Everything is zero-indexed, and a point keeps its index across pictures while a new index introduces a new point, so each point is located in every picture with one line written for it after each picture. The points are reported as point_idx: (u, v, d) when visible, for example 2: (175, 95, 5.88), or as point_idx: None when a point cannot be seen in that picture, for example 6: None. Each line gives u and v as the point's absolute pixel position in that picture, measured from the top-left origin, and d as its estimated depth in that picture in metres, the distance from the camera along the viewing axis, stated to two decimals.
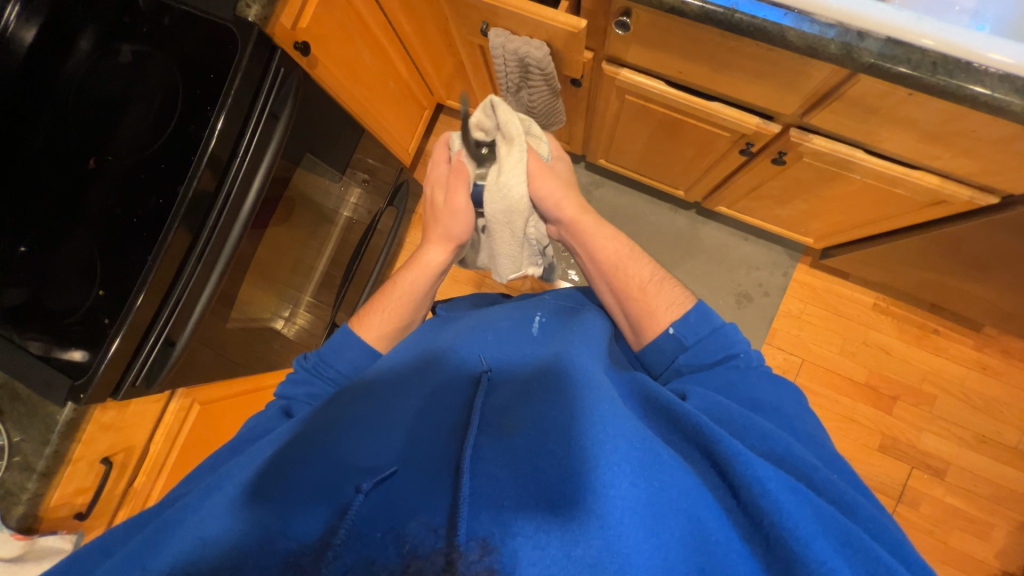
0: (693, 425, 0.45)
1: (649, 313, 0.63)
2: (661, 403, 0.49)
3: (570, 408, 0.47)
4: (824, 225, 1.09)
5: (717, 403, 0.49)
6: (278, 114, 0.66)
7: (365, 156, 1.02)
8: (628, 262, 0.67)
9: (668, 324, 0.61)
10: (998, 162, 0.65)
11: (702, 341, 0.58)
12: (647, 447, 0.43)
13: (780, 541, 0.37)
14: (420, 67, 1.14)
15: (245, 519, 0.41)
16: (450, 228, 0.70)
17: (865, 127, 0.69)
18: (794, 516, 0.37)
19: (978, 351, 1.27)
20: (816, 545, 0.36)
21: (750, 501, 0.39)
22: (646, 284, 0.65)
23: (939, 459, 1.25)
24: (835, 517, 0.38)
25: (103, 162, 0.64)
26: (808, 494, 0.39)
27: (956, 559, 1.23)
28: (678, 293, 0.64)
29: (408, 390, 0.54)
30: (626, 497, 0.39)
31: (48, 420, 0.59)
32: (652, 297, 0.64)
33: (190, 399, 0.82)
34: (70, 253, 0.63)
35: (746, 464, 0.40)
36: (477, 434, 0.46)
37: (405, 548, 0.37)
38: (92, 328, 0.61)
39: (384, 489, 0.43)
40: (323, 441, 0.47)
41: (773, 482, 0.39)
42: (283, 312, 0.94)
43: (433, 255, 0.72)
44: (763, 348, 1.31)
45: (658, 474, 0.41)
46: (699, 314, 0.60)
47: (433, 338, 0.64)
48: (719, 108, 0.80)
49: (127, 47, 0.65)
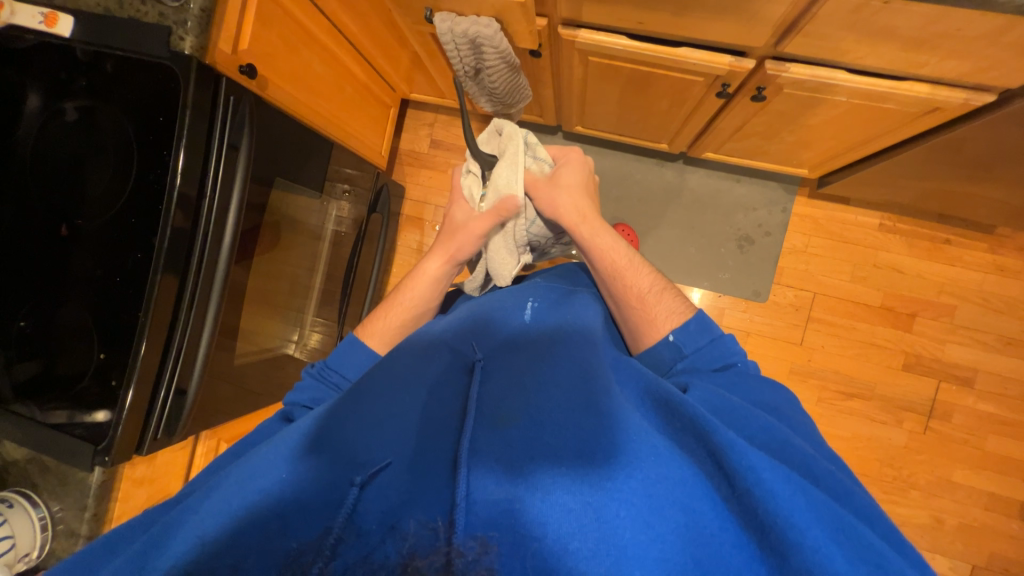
0: (689, 417, 0.46)
1: (648, 320, 0.64)
2: (662, 396, 0.49)
3: (564, 401, 0.48)
4: (817, 153, 1.05)
5: (718, 398, 0.50)
6: (237, 146, 0.64)
7: (340, 166, 1.00)
8: (626, 272, 0.67)
9: (667, 331, 0.62)
10: (988, 58, 0.62)
11: (700, 349, 0.59)
12: (645, 438, 0.44)
13: (773, 527, 0.38)
14: (376, 65, 1.10)
15: (248, 514, 0.42)
16: (451, 246, 0.74)
17: (842, 46, 0.66)
18: (786, 504, 0.38)
19: (993, 254, 1.24)
20: (809, 532, 0.37)
21: (744, 488, 0.40)
22: (645, 294, 0.66)
23: (965, 368, 1.24)
24: (826, 505, 0.39)
25: (74, 227, 0.64)
26: (802, 484, 0.40)
27: (995, 463, 1.23)
28: (676, 303, 0.65)
29: (406, 384, 0.55)
30: (623, 491, 0.40)
31: (81, 486, 0.60)
32: (652, 306, 0.65)
33: (215, 439, 0.85)
34: (65, 322, 0.64)
35: (740, 454, 0.41)
36: (473, 427, 0.47)
37: (405, 548, 0.37)
38: (103, 390, 0.62)
39: (379, 482, 0.44)
40: (328, 439, 0.49)
41: (767, 472, 0.40)
42: (293, 335, 0.95)
43: (432, 267, 0.76)
44: (771, 288, 1.30)
45: (654, 465, 0.42)
46: (699, 324, 0.61)
47: (426, 333, 0.64)
48: (687, 52, 0.76)
49: (70, 105, 0.64)
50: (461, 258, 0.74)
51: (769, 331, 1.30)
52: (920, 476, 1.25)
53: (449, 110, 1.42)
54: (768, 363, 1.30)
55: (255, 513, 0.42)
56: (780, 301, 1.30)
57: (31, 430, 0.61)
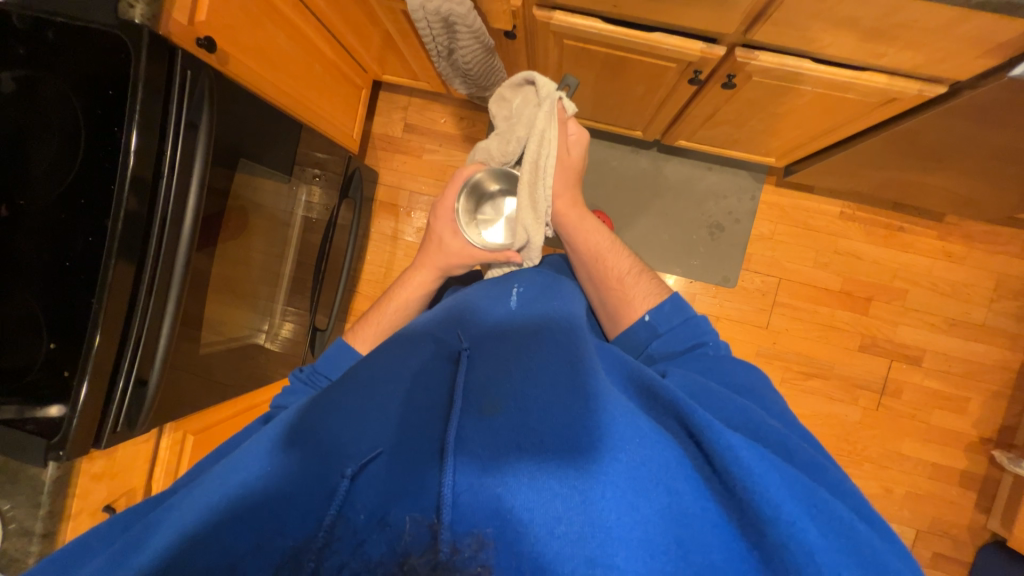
0: (671, 400, 0.48)
1: (626, 300, 0.69)
2: (645, 382, 0.51)
3: (551, 386, 0.48)
4: (784, 142, 1.09)
5: (695, 382, 0.54)
6: (197, 123, 0.61)
7: (311, 150, 0.96)
8: (608, 254, 0.73)
9: (643, 312, 0.68)
10: (942, 50, 0.65)
11: (675, 329, 0.65)
12: (631, 420, 0.44)
13: (752, 504, 0.39)
14: (346, 43, 1.06)
15: (228, 511, 0.41)
16: (433, 257, 0.77)
17: (808, 34, 0.67)
18: (763, 481, 0.40)
19: (942, 241, 1.31)
20: (785, 507, 0.39)
21: (723, 467, 0.42)
22: (623, 275, 0.72)
23: (915, 348, 1.33)
24: (800, 482, 0.41)
25: (16, 207, 0.59)
26: (775, 461, 0.42)
27: (939, 435, 1.33)
28: (652, 286, 0.71)
29: (393, 371, 0.54)
30: (608, 472, 0.40)
31: (34, 483, 0.58)
32: (630, 286, 0.71)
33: (181, 432, 0.82)
34: (12, 307, 0.60)
35: (718, 433, 0.43)
36: (460, 416, 0.47)
37: (399, 547, 0.38)
38: (56, 381, 0.59)
39: (370, 472, 0.43)
40: (315, 429, 0.48)
41: (745, 450, 0.42)
42: (263, 326, 0.92)
43: (418, 278, 0.78)
44: (739, 274, 1.34)
45: (640, 446, 0.42)
46: (673, 305, 0.67)
47: (413, 323, 0.64)
48: (662, 39, 0.77)
49: (6, 74, 0.58)
50: (443, 268, 0.77)
51: (737, 316, 1.35)
52: (872, 449, 1.33)
53: (423, 92, 1.39)
54: (736, 346, 1.35)
55: (239, 509, 0.41)
56: (748, 287, 1.35)
57: None
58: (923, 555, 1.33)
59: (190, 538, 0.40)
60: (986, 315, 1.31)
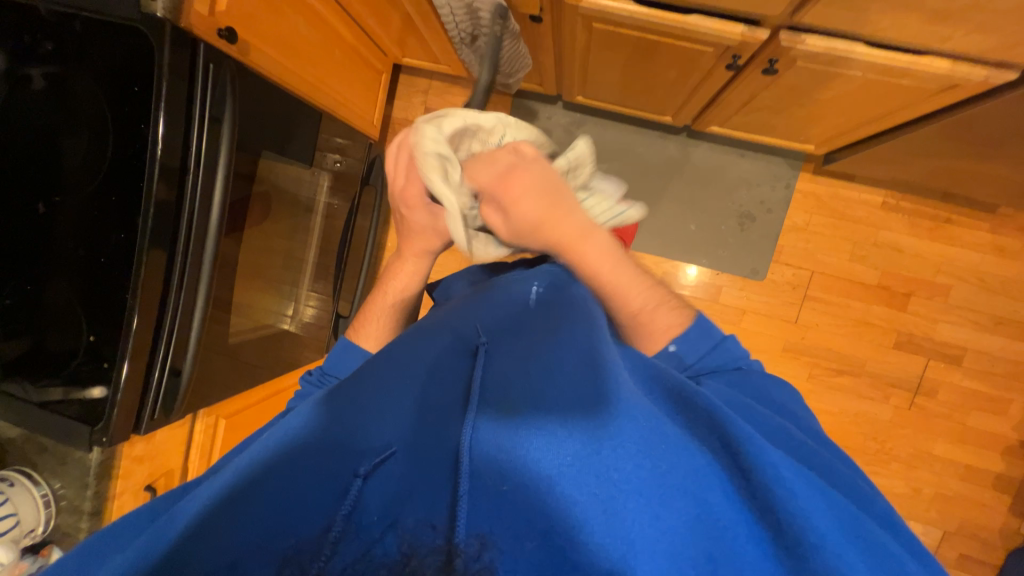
0: (709, 410, 0.45)
1: (646, 333, 0.61)
2: (676, 387, 0.49)
3: (569, 386, 0.47)
4: (826, 129, 1.02)
5: (731, 396, 0.52)
6: (220, 118, 0.61)
7: (330, 135, 0.95)
8: (620, 288, 0.61)
9: (666, 344, 0.59)
10: (1018, 34, 0.59)
11: (703, 358, 0.58)
12: (659, 428, 0.43)
13: (792, 528, 0.38)
14: (366, 27, 1.04)
15: (239, 502, 0.42)
16: (419, 242, 0.73)
17: (865, 17, 0.62)
18: (804, 505, 0.39)
19: (993, 234, 1.23)
20: (830, 540, 0.38)
21: (764, 485, 0.40)
22: (639, 311, 0.61)
23: (955, 347, 1.26)
24: (852, 514, 0.40)
25: (52, 204, 0.61)
26: (827, 493, 0.41)
27: (975, 437, 1.28)
28: (677, 315, 0.61)
29: (408, 362, 0.54)
30: (630, 480, 0.40)
31: (82, 465, 0.65)
32: (648, 322, 0.61)
33: (213, 416, 0.87)
34: (52, 299, 0.62)
35: (760, 450, 0.42)
36: (476, 412, 0.46)
37: (404, 545, 0.40)
38: (96, 368, 0.61)
39: (384, 471, 0.44)
40: (338, 416, 0.49)
41: (789, 473, 0.41)
42: (288, 310, 0.94)
43: (409, 267, 0.75)
44: (769, 267, 1.29)
45: (668, 455, 0.41)
46: (700, 331, 0.59)
47: (436, 314, 0.63)
48: (698, 21, 0.73)
49: (37, 71, 0.59)
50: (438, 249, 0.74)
51: (765, 310, 1.31)
52: (902, 449, 1.30)
53: (444, 76, 1.36)
54: (761, 340, 1.31)
55: (251, 500, 0.42)
56: (778, 279, 1.30)
57: (38, 412, 0.63)
58: (949, 556, 1.30)
59: (199, 531, 0.41)
60: None
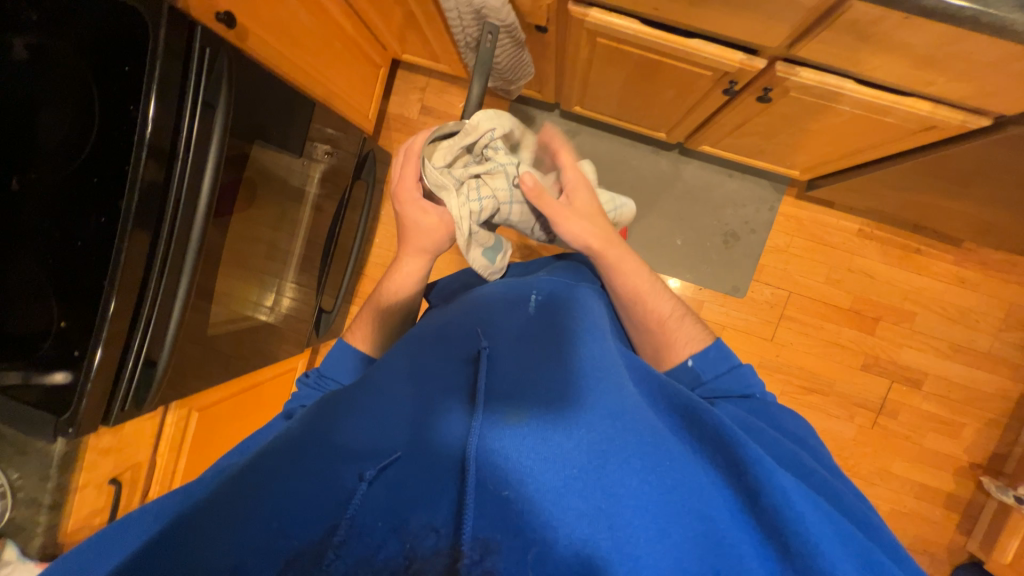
0: (715, 428, 0.46)
1: (668, 345, 0.65)
2: (684, 404, 0.50)
3: (575, 397, 0.47)
4: (811, 157, 1.06)
5: (745, 420, 0.54)
6: (213, 105, 0.60)
7: (323, 125, 0.91)
8: (647, 297, 0.67)
9: (687, 356, 0.63)
10: (995, 84, 0.62)
11: (720, 377, 0.60)
12: (662, 443, 0.44)
13: (799, 548, 0.39)
14: (368, 20, 1.02)
15: (239, 502, 0.42)
16: (419, 242, 0.71)
17: (857, 56, 0.65)
18: (810, 525, 0.40)
19: (957, 266, 1.30)
20: (838, 564, 0.38)
21: (768, 505, 0.41)
22: (665, 320, 0.66)
23: (917, 371, 1.33)
24: (856, 537, 0.41)
25: (28, 181, 0.58)
26: (832, 514, 0.42)
27: (930, 457, 1.35)
28: (697, 330, 0.66)
29: (411, 370, 0.54)
30: (636, 494, 0.41)
31: (42, 456, 0.61)
32: (672, 332, 0.65)
33: (186, 409, 0.84)
34: (21, 281, 0.59)
35: (767, 470, 0.43)
36: (482, 419, 0.46)
37: (408, 549, 0.39)
38: (62, 355, 0.58)
39: (387, 476, 0.44)
40: (342, 422, 0.49)
41: (794, 493, 0.42)
42: (266, 301, 0.91)
43: (410, 266, 0.73)
44: (750, 285, 1.33)
45: (671, 470, 0.43)
46: (719, 350, 0.63)
47: (436, 320, 0.63)
48: (699, 45, 0.74)
49: (18, 41, 0.56)
50: (434, 250, 0.72)
51: (743, 326, 1.35)
52: (863, 466, 1.36)
53: (442, 74, 1.35)
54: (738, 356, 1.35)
55: (253, 499, 0.42)
56: (757, 298, 1.34)
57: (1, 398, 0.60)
58: None
59: (201, 530, 0.40)
60: (993, 345, 1.31)
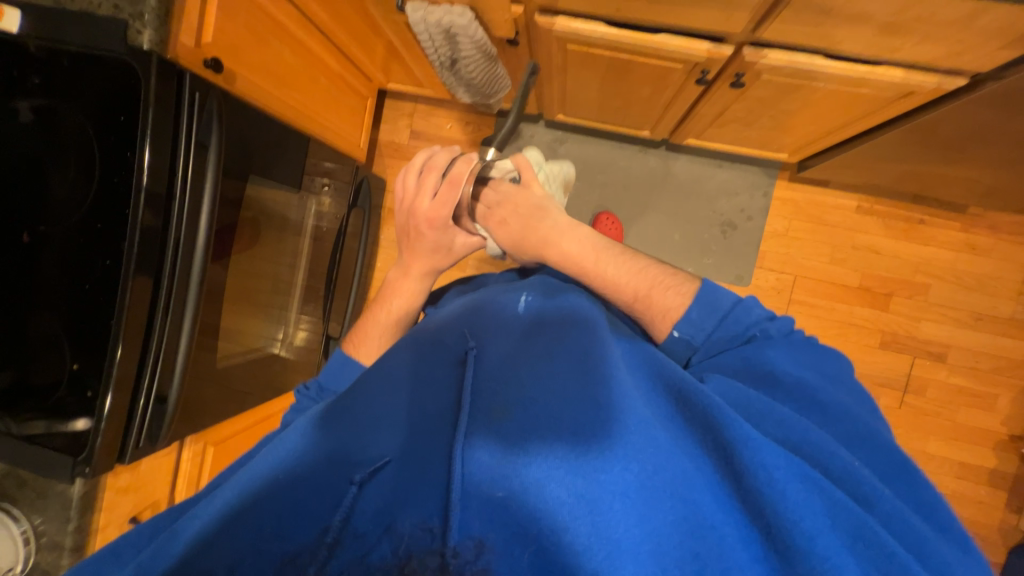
0: (703, 409, 0.45)
1: (654, 315, 0.63)
2: (677, 388, 0.49)
3: (562, 393, 0.47)
4: (797, 138, 1.06)
5: (737, 389, 0.51)
6: (206, 144, 0.62)
7: (319, 160, 0.97)
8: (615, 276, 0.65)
9: (670, 327, 0.61)
10: (963, 42, 0.63)
11: (712, 337, 0.59)
12: (646, 431, 0.43)
13: (780, 528, 0.38)
14: (351, 55, 1.07)
15: (238, 510, 0.43)
16: (420, 258, 0.73)
17: (821, 30, 0.66)
18: (791, 503, 0.39)
19: (966, 233, 1.27)
20: (818, 540, 0.37)
21: (755, 486, 0.40)
22: (640, 291, 0.64)
23: (938, 344, 1.29)
24: (849, 509, 0.39)
25: (37, 234, 0.61)
26: (816, 482, 0.40)
27: (965, 433, 1.29)
28: (679, 287, 0.63)
29: (402, 371, 0.54)
30: (619, 482, 0.40)
31: (62, 497, 0.62)
32: (654, 301, 0.63)
33: (202, 443, 0.86)
34: (37, 329, 0.62)
35: (754, 450, 0.41)
36: (469, 421, 0.46)
37: (401, 549, 0.39)
38: (79, 398, 0.61)
39: (377, 482, 0.44)
40: (337, 424, 0.49)
41: (779, 470, 0.40)
42: (278, 334, 0.94)
43: (410, 282, 0.74)
44: (753, 272, 1.32)
45: (654, 456, 0.42)
46: (702, 309, 0.60)
47: (429, 323, 0.64)
48: (665, 40, 0.76)
49: (24, 104, 0.60)
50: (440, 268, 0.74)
51: None
52: None
53: (428, 99, 1.39)
54: None
55: (251, 505, 0.43)
56: (762, 285, 1.32)
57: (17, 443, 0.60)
58: None
59: (206, 538, 0.41)
60: (1016, 310, 1.26)
